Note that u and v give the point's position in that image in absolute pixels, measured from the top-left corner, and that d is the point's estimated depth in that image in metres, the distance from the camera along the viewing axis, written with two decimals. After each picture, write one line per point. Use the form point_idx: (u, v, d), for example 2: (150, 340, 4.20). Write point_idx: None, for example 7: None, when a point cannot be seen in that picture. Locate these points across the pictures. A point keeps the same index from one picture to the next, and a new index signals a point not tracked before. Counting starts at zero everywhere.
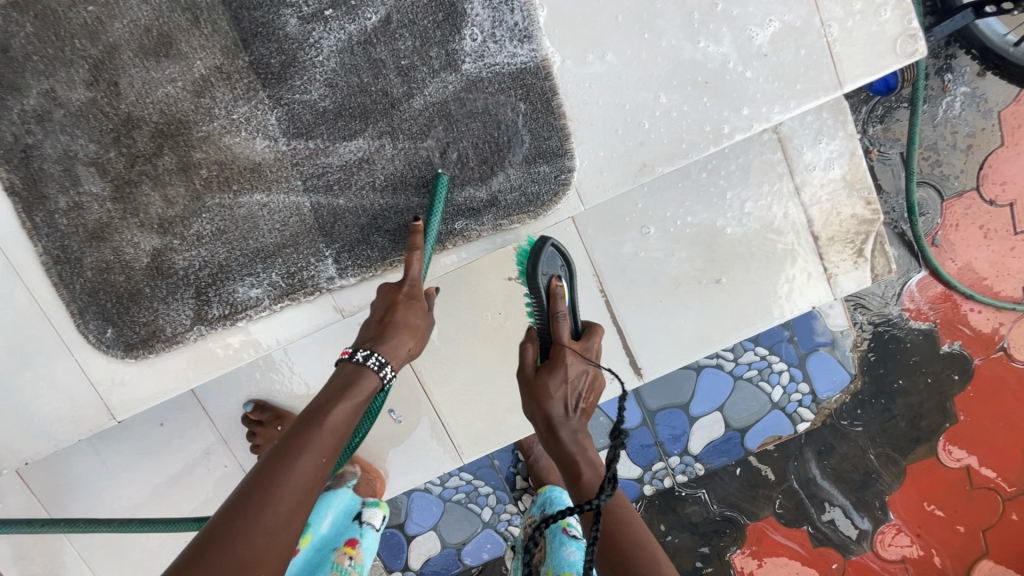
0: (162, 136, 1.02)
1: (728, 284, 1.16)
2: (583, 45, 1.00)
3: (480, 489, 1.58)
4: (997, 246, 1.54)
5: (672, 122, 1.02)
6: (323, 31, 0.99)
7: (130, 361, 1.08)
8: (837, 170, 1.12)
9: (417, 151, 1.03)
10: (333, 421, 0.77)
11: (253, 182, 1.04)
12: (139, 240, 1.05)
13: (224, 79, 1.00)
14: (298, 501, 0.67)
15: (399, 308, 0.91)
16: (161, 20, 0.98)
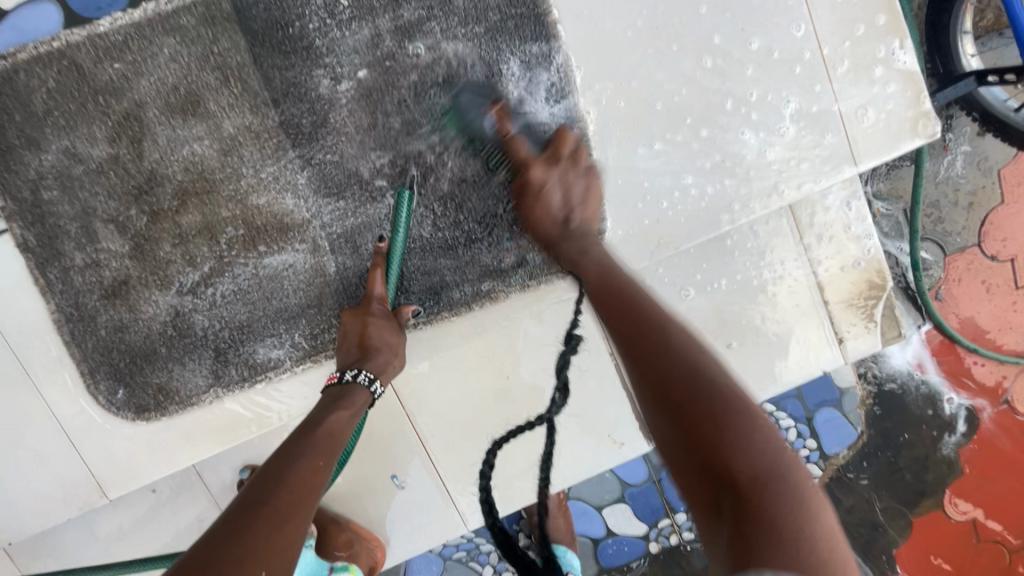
0: (187, 195, 1.06)
1: (739, 348, 1.15)
2: (605, 121, 1.04)
3: (481, 546, 1.54)
4: (999, 300, 1.55)
5: (691, 201, 1.05)
6: (353, 92, 1.04)
7: (142, 422, 1.11)
8: (847, 236, 1.11)
9: (446, 216, 1.07)
10: (328, 429, 0.87)
11: (278, 243, 1.08)
12: (157, 298, 1.08)
13: (249, 141, 1.05)
14: (298, 490, 0.74)
15: (374, 327, 1.01)
16: (189, 84, 1.03)
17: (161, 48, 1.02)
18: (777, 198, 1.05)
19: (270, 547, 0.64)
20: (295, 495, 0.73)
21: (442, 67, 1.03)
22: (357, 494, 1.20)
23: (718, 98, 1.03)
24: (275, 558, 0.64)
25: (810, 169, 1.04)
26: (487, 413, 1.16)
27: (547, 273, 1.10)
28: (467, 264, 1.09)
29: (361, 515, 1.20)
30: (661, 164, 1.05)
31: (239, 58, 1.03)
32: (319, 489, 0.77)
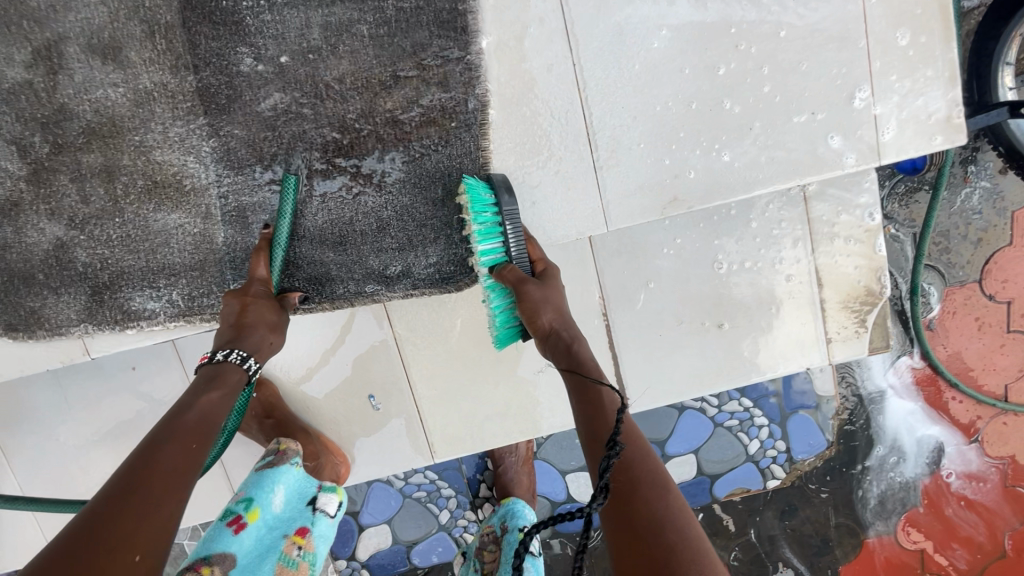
0: (90, 134, 0.85)
1: (730, 329, 1.16)
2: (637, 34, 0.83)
3: (442, 490, 1.56)
4: (989, 341, 1.57)
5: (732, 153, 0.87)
6: (280, 82, 0.84)
7: (9, 343, 0.94)
8: (853, 237, 1.13)
9: (340, 212, 0.89)
10: (197, 415, 0.71)
11: (174, 202, 0.89)
12: (39, 231, 0.89)
13: (174, 97, 0.84)
14: (166, 480, 0.61)
15: (255, 310, 0.82)
16: (113, 29, 0.81)
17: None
18: (839, 169, 0.87)
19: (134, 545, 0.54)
20: (158, 487, 0.60)
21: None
22: (331, 409, 1.20)
23: (796, 57, 0.83)
24: (144, 552, 0.55)
25: (886, 157, 0.86)
26: (470, 348, 1.17)
27: (430, 288, 0.94)
28: (353, 266, 0.91)
29: (332, 431, 1.21)
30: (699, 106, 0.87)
31: (169, 9, 0.81)
32: (191, 476, 0.64)
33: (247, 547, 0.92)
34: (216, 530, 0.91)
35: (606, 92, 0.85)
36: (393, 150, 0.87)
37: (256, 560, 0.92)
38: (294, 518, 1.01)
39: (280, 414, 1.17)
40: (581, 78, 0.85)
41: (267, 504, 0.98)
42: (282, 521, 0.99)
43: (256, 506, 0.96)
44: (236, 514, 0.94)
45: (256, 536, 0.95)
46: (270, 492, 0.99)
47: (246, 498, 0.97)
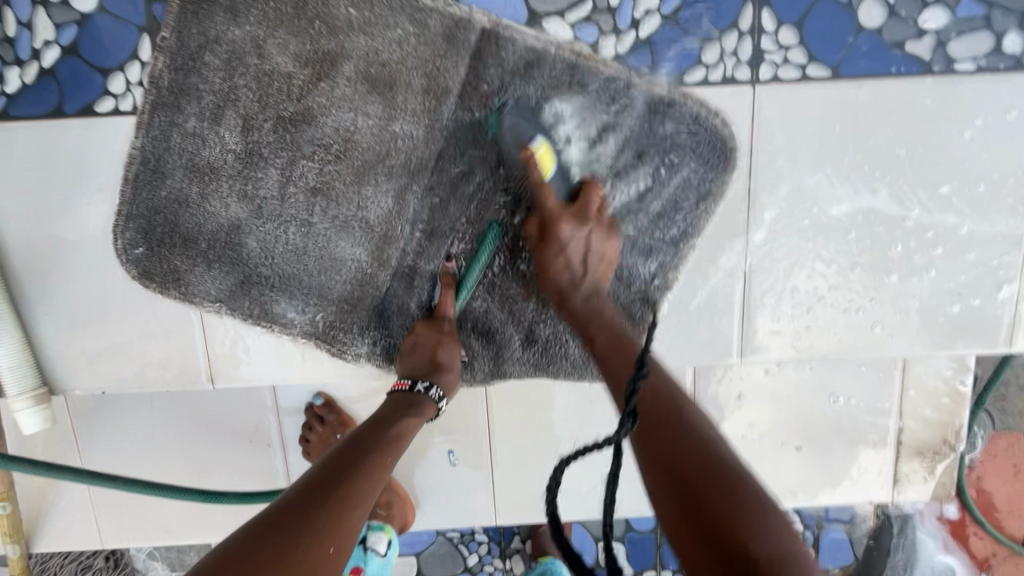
0: (321, 150, 0.82)
1: (805, 452, 1.20)
2: (818, 188, 0.86)
3: (476, 534, 1.57)
4: (1020, 489, 1.61)
5: (869, 312, 0.91)
6: (504, 166, 0.84)
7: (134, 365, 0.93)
8: (943, 392, 1.17)
9: (502, 314, 0.90)
10: (397, 432, 0.74)
11: (366, 239, 0.86)
12: (221, 203, 0.83)
13: (416, 151, 0.83)
14: (365, 479, 0.64)
15: (447, 346, 0.84)
16: (390, 76, 0.81)
17: (395, 17, 0.80)
18: (971, 347, 0.92)
19: (327, 533, 0.56)
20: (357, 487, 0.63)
21: (654, 105, 0.83)
22: (408, 454, 1.22)
23: (953, 248, 0.88)
24: (335, 543, 0.56)
25: (1015, 345, 0.92)
26: (554, 429, 1.18)
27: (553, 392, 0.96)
28: (488, 361, 0.93)
29: (404, 475, 1.22)
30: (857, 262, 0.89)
31: (455, 75, 0.81)
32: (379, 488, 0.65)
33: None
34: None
35: (770, 240, 0.88)
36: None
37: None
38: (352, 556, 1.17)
39: None
40: (751, 222, 0.87)
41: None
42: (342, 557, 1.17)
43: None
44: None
45: None
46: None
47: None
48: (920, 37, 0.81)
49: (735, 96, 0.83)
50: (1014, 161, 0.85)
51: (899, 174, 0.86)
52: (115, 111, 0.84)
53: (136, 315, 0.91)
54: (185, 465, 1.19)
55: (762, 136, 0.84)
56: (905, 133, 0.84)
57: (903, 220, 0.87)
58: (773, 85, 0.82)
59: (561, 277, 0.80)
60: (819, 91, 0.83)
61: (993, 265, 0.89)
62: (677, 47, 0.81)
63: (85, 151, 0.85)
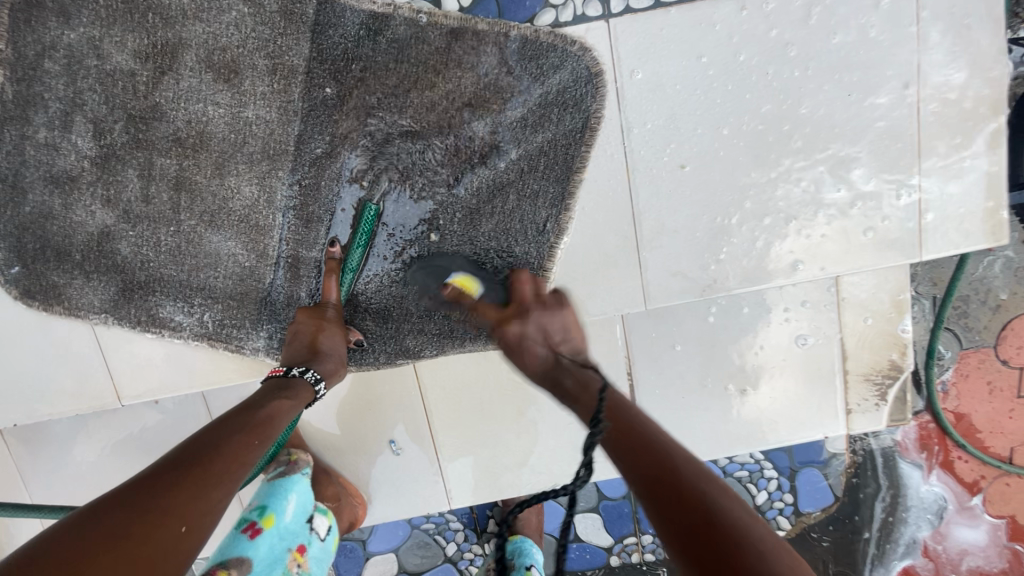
0: (175, 145, 0.82)
1: (752, 395, 1.18)
2: (692, 115, 0.83)
3: (450, 523, 1.56)
4: (999, 406, 1.44)
5: (773, 241, 0.87)
6: (365, 138, 0.82)
7: (40, 390, 0.92)
8: (881, 314, 1.13)
9: (392, 289, 0.89)
10: (265, 415, 0.70)
11: (236, 230, 0.85)
12: (88, 213, 0.85)
13: (272, 132, 0.82)
14: (217, 464, 0.61)
15: (327, 332, 0.83)
16: (231, 60, 0.80)
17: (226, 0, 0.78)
18: (886, 260, 0.87)
19: (175, 515, 0.55)
20: (219, 466, 0.61)
21: (509, 54, 0.80)
22: (351, 450, 1.20)
23: (844, 161, 0.84)
24: (186, 524, 0.56)
25: (926, 255, 0.87)
26: (492, 404, 1.17)
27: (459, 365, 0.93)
28: (386, 340, 0.90)
29: (351, 472, 1.21)
30: (750, 188, 0.85)
31: (297, 50, 0.80)
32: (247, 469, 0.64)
33: (262, 554, 0.88)
34: (231, 537, 0.89)
35: (653, 177, 0.85)
36: (464, 250, 0.87)
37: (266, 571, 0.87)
38: (299, 532, 0.96)
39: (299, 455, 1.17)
40: (631, 162, 0.84)
41: (282, 510, 0.95)
42: (291, 532, 0.95)
43: (271, 511, 0.94)
44: (252, 519, 0.92)
45: (266, 544, 0.90)
46: (284, 499, 0.97)
47: (258, 505, 0.94)
48: None
49: (590, 34, 0.80)
50: (889, 62, 0.82)
51: (774, 90, 0.82)
52: None
53: (30, 340, 0.90)
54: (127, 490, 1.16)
55: (626, 70, 0.81)
56: (774, 48, 0.81)
57: (789, 138, 0.84)
58: (627, 16, 0.80)
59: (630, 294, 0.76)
60: (676, 14, 0.80)
61: (892, 172, 0.85)
62: None
63: None
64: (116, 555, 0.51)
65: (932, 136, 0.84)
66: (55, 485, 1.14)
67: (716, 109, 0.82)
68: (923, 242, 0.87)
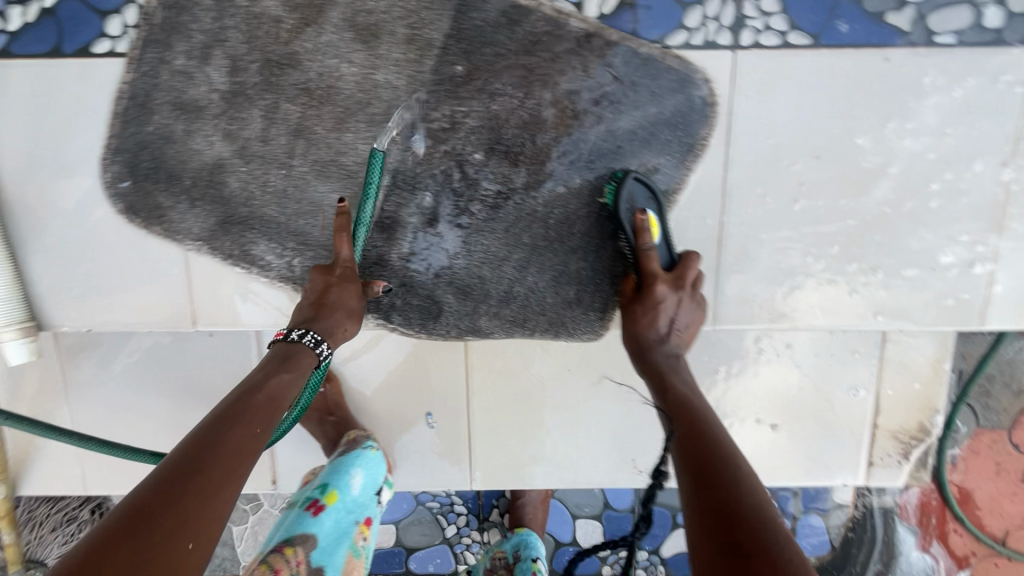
0: (302, 94, 0.86)
1: (781, 431, 1.21)
2: (795, 153, 0.86)
3: (454, 505, 1.58)
4: (1003, 487, 1.47)
5: (846, 286, 0.91)
6: (485, 120, 0.86)
7: (123, 301, 0.95)
8: (919, 377, 1.17)
9: (477, 267, 0.92)
10: (266, 396, 0.74)
11: (343, 184, 0.88)
12: (206, 144, 0.88)
13: (396, 98, 0.85)
14: (225, 463, 0.64)
15: (337, 292, 0.84)
16: (369, 22, 0.83)
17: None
18: (946, 325, 0.92)
19: (193, 516, 0.58)
20: (220, 470, 0.63)
21: (635, 67, 0.84)
22: (388, 416, 1.23)
23: (930, 224, 0.88)
24: (195, 538, 0.58)
25: (988, 323, 0.91)
26: (532, 394, 1.20)
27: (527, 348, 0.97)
28: (461, 315, 0.94)
29: (383, 437, 1.24)
30: (836, 233, 0.89)
31: (435, 26, 0.83)
32: (249, 462, 0.67)
33: (327, 528, 0.96)
34: (296, 514, 0.97)
35: (746, 205, 0.88)
36: (555, 247, 0.91)
37: (334, 543, 0.95)
38: (365, 506, 1.04)
39: (341, 413, 1.20)
40: (729, 187, 0.88)
41: (345, 486, 1.03)
42: (357, 506, 1.03)
43: (333, 487, 1.02)
44: (315, 497, 1.00)
45: (332, 519, 0.98)
46: (347, 476, 1.05)
47: (323, 482, 1.03)
48: (901, 8, 0.82)
49: (714, 61, 0.84)
50: (991, 137, 0.85)
51: (878, 144, 0.85)
52: (110, 53, 0.87)
53: (123, 252, 0.93)
54: (162, 417, 1.17)
55: (741, 101, 0.85)
56: (884, 105, 0.85)
57: (880, 192, 0.88)
58: (752, 51, 0.84)
59: (648, 329, 0.85)
60: (799, 58, 0.84)
61: (971, 241, 0.88)
62: (659, 11, 0.83)
63: (74, 94, 0.88)
64: (147, 567, 0.53)
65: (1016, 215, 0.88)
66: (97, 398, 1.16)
67: (818, 152, 0.86)
68: (984, 313, 0.91)
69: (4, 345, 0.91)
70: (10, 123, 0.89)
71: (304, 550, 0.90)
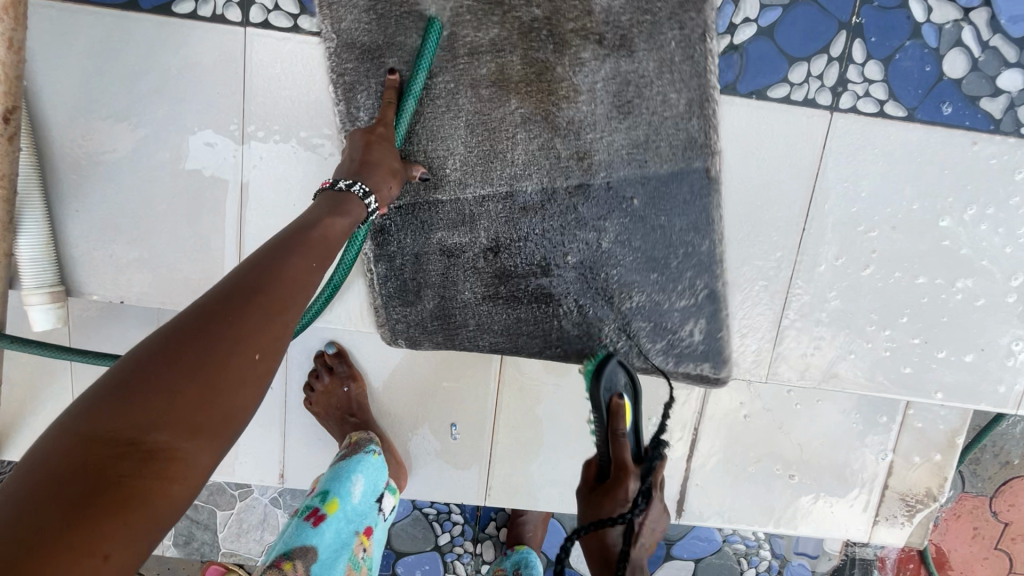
0: (461, 122, 0.84)
1: (796, 481, 1.23)
2: (870, 223, 0.89)
3: (452, 514, 1.56)
4: (976, 551, 1.51)
5: (895, 357, 0.95)
6: (618, 203, 0.86)
7: (170, 275, 0.91)
8: (932, 443, 1.21)
9: (524, 325, 0.92)
10: (320, 232, 0.64)
11: (451, 210, 0.88)
12: (350, 18, 0.80)
13: (579, 134, 0.84)
14: (275, 292, 0.54)
15: (378, 148, 0.76)
16: (613, 67, 0.81)
17: (672, 18, 0.79)
18: (978, 403, 0.96)
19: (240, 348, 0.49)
20: (269, 297, 0.54)
21: (733, 116, 0.84)
22: (410, 421, 1.20)
23: (981, 308, 0.92)
24: (258, 348, 0.51)
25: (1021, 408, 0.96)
26: (561, 418, 1.19)
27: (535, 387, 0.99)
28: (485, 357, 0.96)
29: (402, 442, 1.21)
30: (893, 304, 0.92)
31: (677, 97, 0.81)
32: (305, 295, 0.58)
33: (327, 541, 0.90)
34: (296, 524, 0.90)
35: (815, 266, 0.91)
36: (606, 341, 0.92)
37: (333, 557, 0.90)
38: (366, 515, 0.96)
39: (363, 415, 1.14)
40: (802, 247, 0.90)
41: (346, 495, 0.94)
42: (358, 515, 0.96)
43: (334, 496, 0.94)
44: (314, 506, 0.92)
45: (333, 530, 0.92)
46: (348, 483, 0.95)
47: (323, 489, 0.95)
48: (996, 96, 0.84)
49: (811, 120, 0.84)
50: None
51: (947, 225, 0.89)
52: (192, 15, 0.81)
53: (178, 225, 0.89)
54: None
55: (829, 164, 0.86)
56: (961, 189, 0.87)
57: (942, 270, 0.91)
58: (850, 114, 0.84)
59: (612, 508, 0.77)
60: (892, 130, 0.85)
61: (1016, 327, 0.93)
62: (768, 62, 0.83)
63: (146, 52, 0.82)
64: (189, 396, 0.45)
65: None
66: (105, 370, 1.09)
67: (891, 225, 0.89)
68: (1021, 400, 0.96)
69: (28, 309, 0.86)
70: (68, 70, 0.82)
71: (303, 564, 0.86)
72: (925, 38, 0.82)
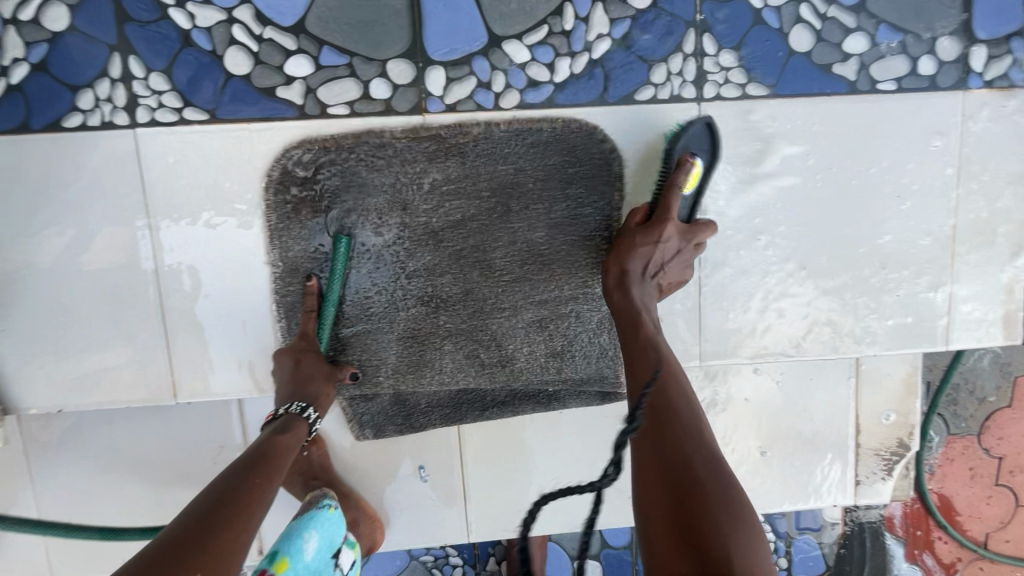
0: (405, 301, 0.94)
1: (770, 457, 1.24)
2: (762, 196, 0.92)
3: (450, 558, 1.53)
4: (978, 491, 1.48)
5: (820, 316, 0.97)
6: (549, 349, 0.96)
7: (106, 374, 0.93)
8: (892, 392, 1.23)
9: None
10: (269, 451, 0.77)
11: (403, 373, 0.97)
12: (295, 248, 0.91)
13: (512, 307, 0.94)
14: (236, 503, 0.65)
15: (308, 364, 0.89)
16: (537, 295, 0.94)
17: (586, 240, 0.93)
18: (911, 347, 0.99)
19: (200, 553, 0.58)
20: (231, 509, 0.64)
21: (609, 123, 0.89)
22: (378, 472, 1.19)
23: (886, 254, 0.95)
24: (201, 567, 0.57)
25: (952, 342, 0.98)
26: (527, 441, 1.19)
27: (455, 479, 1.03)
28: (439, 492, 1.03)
29: (373, 495, 1.20)
30: (805, 267, 0.95)
31: (594, 260, 0.93)
32: (261, 506, 0.68)
33: None
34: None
35: (722, 245, 0.94)
36: None
37: None
38: (319, 572, 0.93)
39: (328, 476, 1.14)
40: (704, 231, 0.93)
41: (296, 551, 0.90)
42: (310, 573, 0.92)
43: (284, 554, 0.89)
44: (264, 567, 0.88)
45: None
46: (301, 539, 0.93)
47: (273, 548, 0.91)
48: (846, 60, 0.90)
49: (681, 113, 0.89)
50: (933, 171, 0.93)
51: (833, 184, 0.93)
52: (83, 126, 0.86)
53: (107, 325, 0.91)
54: (140, 493, 1.10)
55: (709, 150, 0.91)
56: (837, 150, 0.92)
57: (841, 227, 0.94)
58: (716, 101, 0.89)
59: None
60: (758, 108, 0.90)
61: (924, 268, 0.96)
62: (629, 70, 0.88)
63: (46, 168, 0.86)
64: None
65: (958, 241, 0.95)
66: (66, 479, 1.09)
67: (784, 194, 0.93)
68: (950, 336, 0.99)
69: None
70: None
71: None
72: (768, 21, 0.88)
